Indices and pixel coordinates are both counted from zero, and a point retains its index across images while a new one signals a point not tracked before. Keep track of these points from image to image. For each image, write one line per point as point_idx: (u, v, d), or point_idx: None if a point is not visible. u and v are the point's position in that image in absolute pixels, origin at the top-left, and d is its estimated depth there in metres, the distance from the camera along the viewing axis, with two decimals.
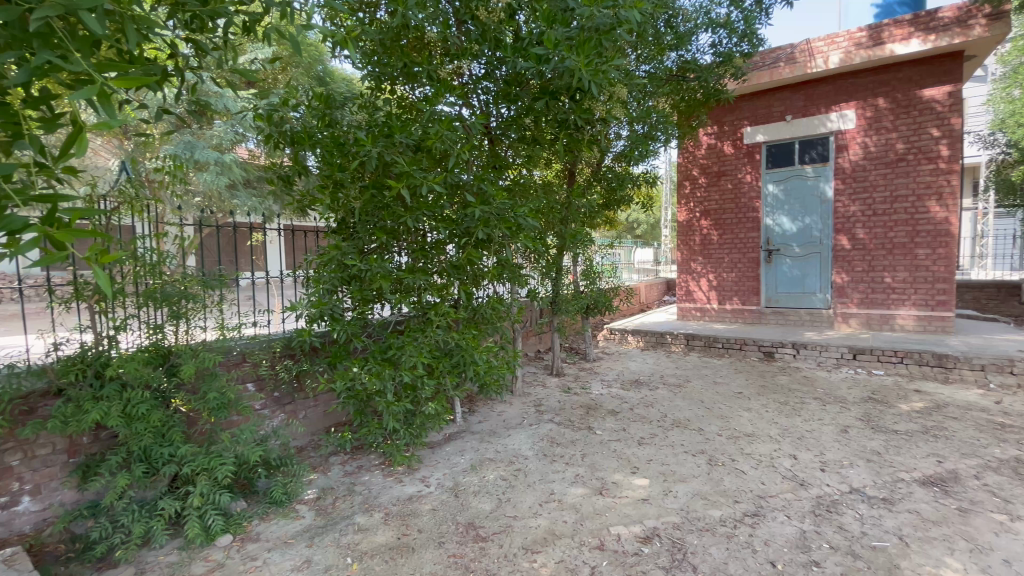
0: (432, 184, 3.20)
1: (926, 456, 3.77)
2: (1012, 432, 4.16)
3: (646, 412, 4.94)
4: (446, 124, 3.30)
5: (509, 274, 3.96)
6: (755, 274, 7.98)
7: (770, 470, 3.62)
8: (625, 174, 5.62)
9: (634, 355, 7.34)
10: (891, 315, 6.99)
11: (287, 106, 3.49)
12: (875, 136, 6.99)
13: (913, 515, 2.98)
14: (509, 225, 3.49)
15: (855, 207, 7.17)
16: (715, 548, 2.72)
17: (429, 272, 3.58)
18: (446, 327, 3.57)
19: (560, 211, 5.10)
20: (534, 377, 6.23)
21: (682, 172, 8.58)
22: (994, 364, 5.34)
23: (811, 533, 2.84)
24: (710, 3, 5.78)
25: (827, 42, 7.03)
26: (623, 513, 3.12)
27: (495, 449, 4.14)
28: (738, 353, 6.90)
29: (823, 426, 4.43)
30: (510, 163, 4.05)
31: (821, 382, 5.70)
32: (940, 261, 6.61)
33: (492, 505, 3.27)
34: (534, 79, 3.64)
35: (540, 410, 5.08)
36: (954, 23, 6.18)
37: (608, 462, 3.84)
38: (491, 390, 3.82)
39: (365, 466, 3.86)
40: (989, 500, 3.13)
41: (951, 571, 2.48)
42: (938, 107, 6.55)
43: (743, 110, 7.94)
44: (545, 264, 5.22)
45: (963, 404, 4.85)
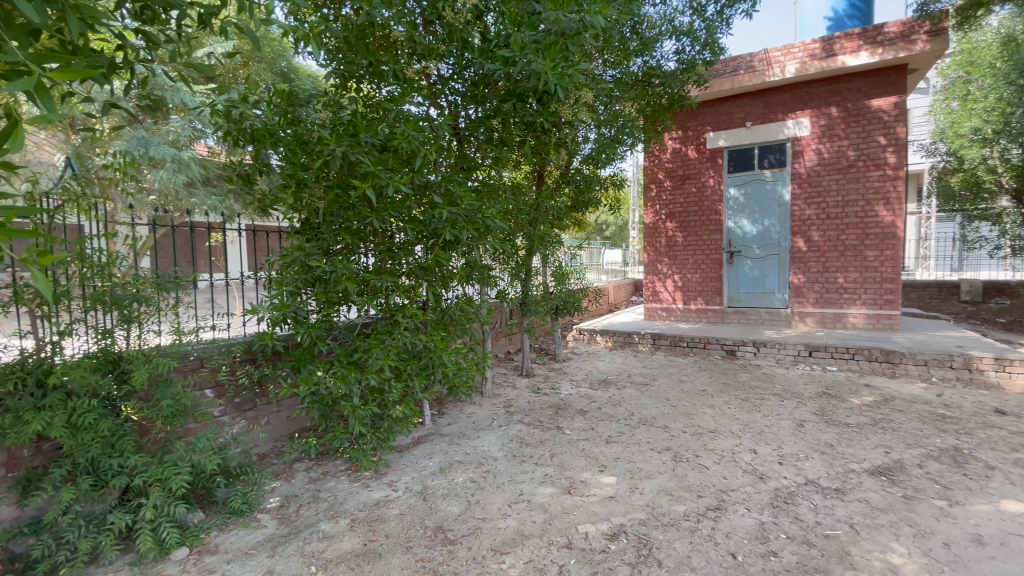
0: (399, 185, 3.15)
1: (875, 447, 3.98)
2: (951, 422, 4.44)
3: (614, 411, 5.02)
4: (412, 124, 3.27)
5: (478, 276, 3.95)
6: (718, 275, 8.23)
7: (731, 465, 3.74)
8: (592, 176, 5.70)
9: (602, 355, 7.45)
10: (843, 313, 7.34)
11: (247, 103, 3.37)
12: (828, 143, 7.33)
13: (862, 503, 3.14)
14: (477, 226, 3.47)
15: (810, 210, 7.50)
16: (680, 543, 2.79)
17: (396, 273, 3.54)
18: (414, 329, 3.53)
19: (529, 213, 5.12)
20: (504, 378, 6.25)
21: (649, 175, 8.78)
22: (936, 359, 5.67)
23: (769, 524, 2.95)
24: (673, 11, 5.94)
25: (784, 52, 7.30)
26: (590, 511, 3.16)
27: (464, 451, 4.12)
28: (702, 352, 7.11)
29: (781, 420, 4.61)
30: (478, 164, 4.04)
31: (779, 378, 5.93)
32: (888, 263, 6.98)
33: (461, 508, 3.25)
34: (501, 81, 3.65)
35: (509, 411, 5.09)
36: (898, 38, 6.53)
37: (576, 461, 3.89)
38: (460, 392, 3.81)
39: (331, 472, 3.77)
40: (931, 487, 3.32)
41: (897, 556, 2.62)
42: (885, 116, 6.92)
43: (706, 116, 8.19)
44: (513, 266, 5.23)
45: (908, 397, 5.14)
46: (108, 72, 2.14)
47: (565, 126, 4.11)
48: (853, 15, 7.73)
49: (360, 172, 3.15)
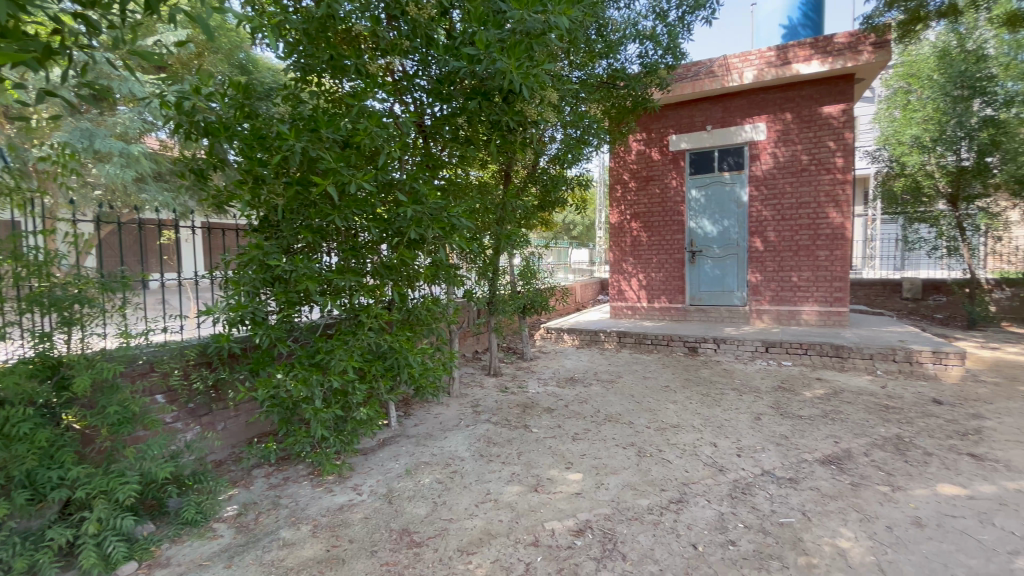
0: (361, 181, 3.08)
1: (825, 437, 4.18)
2: (894, 412, 4.72)
3: (580, 408, 5.08)
4: (376, 120, 3.20)
5: (444, 275, 3.91)
6: (680, 274, 8.46)
7: (693, 458, 3.85)
8: (559, 176, 5.76)
9: (569, 353, 7.54)
10: (797, 311, 7.67)
11: (200, 94, 3.21)
12: (783, 147, 7.64)
13: (813, 491, 3.30)
14: (442, 225, 3.43)
15: (767, 212, 7.81)
16: (643, 536, 2.86)
17: (360, 273, 3.47)
18: (378, 329, 3.47)
19: (496, 212, 5.11)
20: (472, 378, 6.23)
21: (614, 176, 8.93)
22: (880, 353, 6.01)
23: (728, 514, 3.06)
24: (637, 15, 6.05)
25: (741, 59, 7.57)
26: (557, 508, 3.19)
27: (431, 452, 4.08)
28: (665, 349, 7.29)
29: (739, 414, 4.78)
30: (444, 162, 4.00)
31: (738, 373, 6.16)
32: (838, 262, 7.34)
33: (427, 509, 3.22)
34: (467, 79, 3.62)
35: (477, 410, 5.08)
36: (846, 48, 6.91)
37: (542, 458, 3.91)
38: (426, 393, 3.76)
39: (293, 477, 3.66)
40: (875, 474, 3.52)
41: (845, 540, 2.76)
42: (834, 123, 7.28)
43: (668, 118, 8.41)
44: (480, 265, 5.21)
45: (855, 389, 5.43)
46: (43, 57, 1.99)
47: (531, 125, 4.12)
48: (806, 23, 8.09)
49: (321, 168, 3.06)
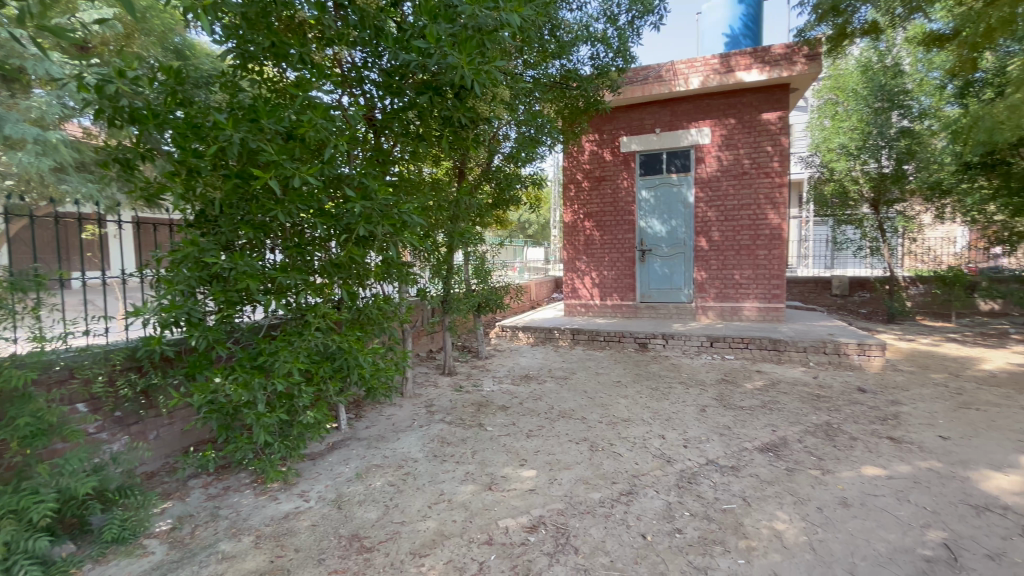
0: (306, 176, 2.95)
1: (764, 426, 4.43)
2: (824, 401, 5.07)
3: (535, 406, 5.12)
4: (321, 112, 3.07)
5: (395, 274, 3.82)
6: (631, 272, 8.70)
7: (642, 451, 3.96)
8: (513, 174, 5.76)
9: (524, 351, 7.58)
10: (739, 307, 8.07)
11: (124, 78, 2.95)
12: (726, 151, 8.01)
13: (753, 478, 3.48)
14: (393, 221, 3.35)
15: (711, 213, 8.16)
16: (595, 529, 2.91)
17: (306, 271, 3.33)
18: (326, 329, 3.35)
19: (450, 208, 5.03)
20: (426, 377, 6.15)
21: (567, 176, 9.07)
22: (813, 346, 6.42)
23: (675, 504, 3.17)
24: (589, 18, 6.14)
25: (688, 65, 7.85)
26: (511, 505, 3.20)
27: (383, 454, 3.99)
28: (617, 345, 7.47)
29: (686, 407, 4.97)
30: (395, 158, 3.92)
31: (685, 368, 6.41)
32: (775, 261, 7.78)
33: (378, 513, 3.14)
34: (417, 73, 3.55)
35: (431, 410, 5.01)
36: (782, 58, 7.33)
37: (497, 457, 3.91)
38: (377, 394, 3.67)
39: (234, 486, 3.47)
40: (808, 459, 3.76)
41: (781, 523, 2.92)
42: (772, 129, 7.71)
43: (619, 121, 8.62)
44: (434, 263, 5.13)
45: (791, 379, 5.79)
46: None
47: (483, 123, 4.10)
48: (747, 33, 8.50)
49: (262, 160, 2.91)
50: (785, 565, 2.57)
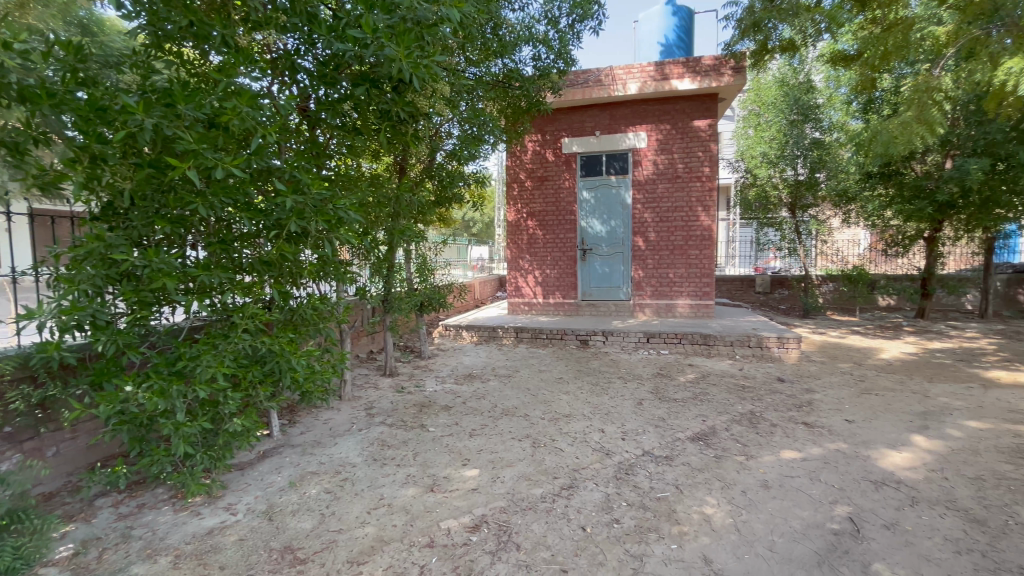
0: (230, 167, 2.74)
1: (695, 416, 4.68)
2: (749, 391, 5.44)
3: (478, 404, 5.11)
4: (247, 99, 2.87)
5: (332, 272, 3.66)
6: (573, 271, 8.91)
7: (583, 445, 4.06)
8: (456, 172, 5.70)
9: (468, 350, 7.53)
10: (673, 304, 8.47)
11: (11, 51, 2.60)
12: (661, 155, 8.37)
13: (685, 466, 3.67)
14: (327, 217, 3.18)
15: (648, 214, 8.51)
16: (537, 524, 2.95)
17: (232, 269, 3.12)
18: (255, 331, 3.15)
19: (390, 205, 4.90)
20: (366, 379, 5.96)
21: (511, 175, 9.12)
22: (738, 340, 6.87)
23: (613, 495, 3.28)
24: (530, 19, 6.19)
25: (626, 71, 8.12)
26: (453, 506, 3.17)
27: (319, 460, 3.82)
28: (559, 342, 7.61)
29: (624, 400, 5.16)
30: (329, 151, 3.76)
31: (623, 363, 6.65)
32: (705, 260, 8.24)
33: (314, 522, 3.00)
34: (352, 64, 3.41)
35: (371, 413, 4.87)
36: (712, 69, 7.75)
37: (439, 458, 3.86)
38: (312, 399, 3.51)
39: (149, 503, 3.19)
40: (734, 446, 4.01)
41: (710, 507, 3.10)
42: (702, 136, 8.14)
43: (561, 122, 8.79)
44: (374, 260, 4.98)
45: (719, 372, 6.17)
46: None
47: (422, 118, 4.01)
48: (680, 45, 8.93)
49: (178, 149, 2.68)
50: (713, 547, 2.72)
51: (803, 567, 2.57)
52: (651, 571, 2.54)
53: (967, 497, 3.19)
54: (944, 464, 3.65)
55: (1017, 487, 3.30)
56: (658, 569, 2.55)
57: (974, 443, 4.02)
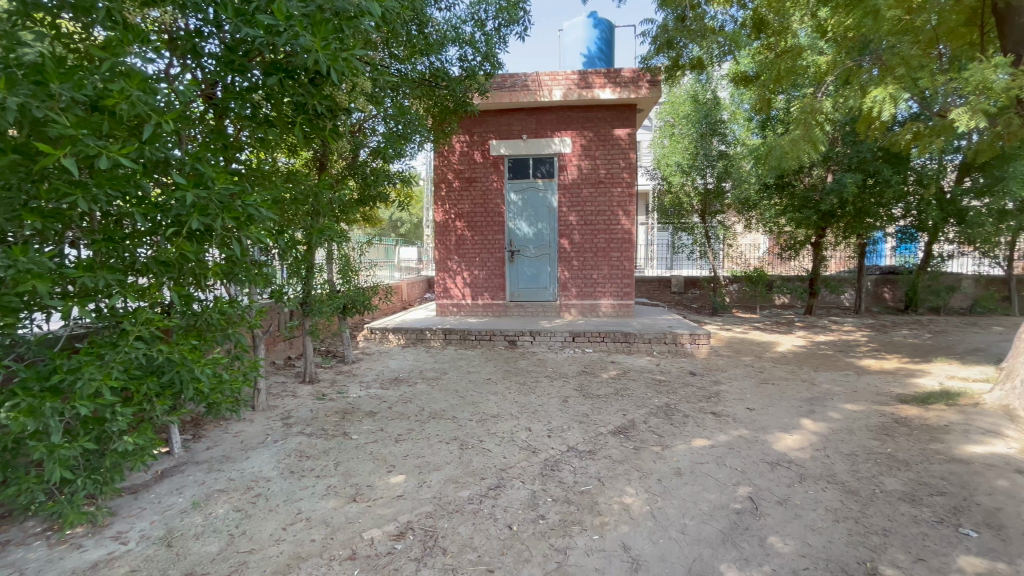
0: (117, 157, 2.45)
1: (617, 411, 4.91)
2: (665, 385, 5.80)
3: (405, 409, 4.98)
4: (138, 82, 2.59)
5: (243, 273, 3.40)
6: (501, 272, 8.98)
7: (510, 444, 4.11)
8: (381, 170, 5.52)
9: (394, 353, 7.32)
10: (597, 304, 8.81)
11: None
12: (584, 161, 8.69)
13: (607, 459, 3.83)
14: (235, 214, 2.94)
15: (573, 217, 8.79)
16: (463, 526, 2.94)
17: (121, 270, 2.78)
18: (150, 339, 2.84)
19: (308, 202, 4.63)
20: (283, 387, 5.60)
21: (439, 175, 9.01)
22: (656, 338, 7.30)
23: (539, 492, 3.34)
24: (457, 19, 6.13)
25: (551, 77, 8.34)
26: (377, 515, 3.07)
27: (228, 477, 3.54)
28: (488, 343, 7.63)
29: (551, 399, 5.27)
30: (238, 143, 3.50)
31: (550, 362, 6.81)
32: (626, 262, 8.67)
33: (221, 544, 2.77)
34: (263, 51, 3.19)
35: (288, 422, 4.59)
36: (631, 81, 8.14)
37: (362, 465, 3.72)
38: (219, 410, 3.25)
39: (16, 539, 2.77)
40: (650, 437, 4.26)
41: (629, 496, 3.27)
42: (622, 144, 8.56)
43: (489, 124, 8.84)
44: (292, 260, 4.72)
45: (639, 368, 6.52)
46: None
47: (343, 113, 3.85)
48: (601, 56, 9.32)
49: (51, 134, 2.36)
50: (631, 535, 2.87)
51: (710, 545, 2.78)
52: (573, 564, 2.62)
53: (844, 471, 3.63)
54: (826, 443, 4.13)
55: (882, 460, 3.81)
56: (580, 561, 2.64)
57: (850, 423, 4.59)
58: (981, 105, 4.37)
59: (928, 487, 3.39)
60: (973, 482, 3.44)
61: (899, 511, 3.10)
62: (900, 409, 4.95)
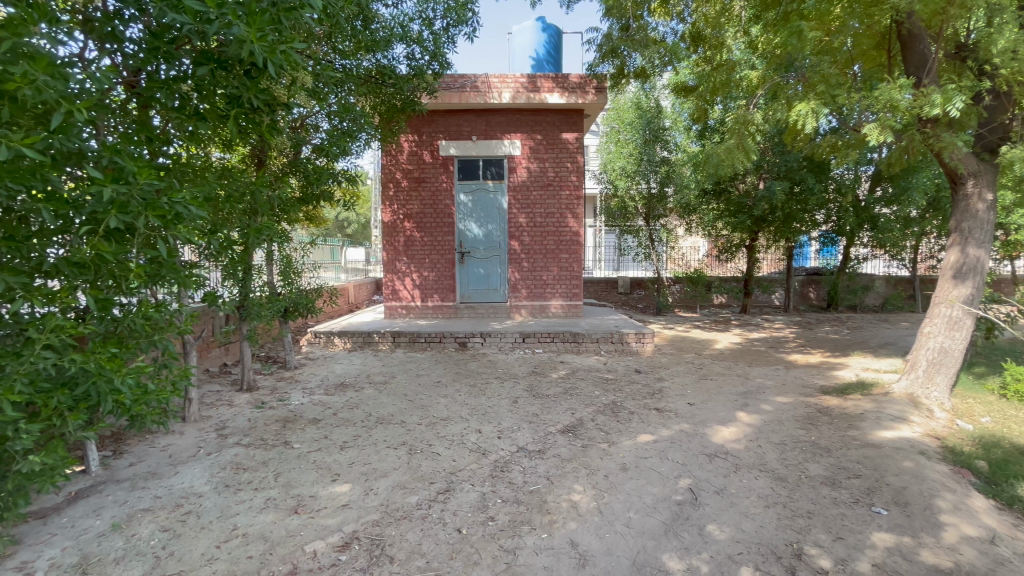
0: (19, 147, 2.20)
1: (566, 410, 4.99)
2: (611, 383, 5.96)
3: (350, 415, 4.82)
4: (43, 64, 2.34)
5: (172, 276, 3.16)
6: (451, 274, 8.91)
7: (459, 447, 4.08)
8: (325, 168, 5.32)
9: (340, 358, 7.09)
10: (547, 305, 8.94)
11: None
12: (533, 163, 8.79)
13: (555, 458, 3.89)
14: (161, 213, 2.72)
15: (523, 219, 8.85)
16: (411, 533, 2.88)
17: (26, 272, 2.49)
18: (61, 348, 2.56)
19: (244, 200, 4.37)
20: (218, 396, 5.28)
21: (387, 174, 8.81)
22: (604, 338, 7.47)
23: (488, 494, 3.34)
24: (404, 16, 6.02)
25: (500, 80, 8.41)
26: (320, 526, 2.96)
27: (155, 494, 3.29)
28: (437, 346, 7.54)
29: (501, 400, 5.28)
30: (164, 136, 3.25)
31: (501, 363, 6.83)
32: (574, 263, 8.85)
33: (145, 568, 2.57)
34: (193, 39, 2.98)
35: (223, 433, 4.32)
36: (578, 87, 8.31)
37: (304, 475, 3.57)
38: (143, 423, 2.99)
39: None
40: (598, 435, 4.36)
41: (576, 493, 3.34)
42: (570, 148, 8.73)
43: (437, 124, 8.75)
44: (227, 261, 4.45)
45: (586, 367, 6.66)
46: None
47: (281, 108, 3.68)
48: (549, 60, 9.47)
49: None
50: (579, 531, 2.93)
51: (653, 537, 2.89)
52: (522, 564, 2.64)
53: (774, 460, 3.88)
54: (759, 434, 4.40)
55: (807, 447, 4.11)
56: (529, 561, 2.67)
57: (780, 414, 4.91)
58: (888, 121, 4.81)
59: (847, 471, 3.69)
60: (884, 464, 3.78)
61: (821, 494, 3.35)
62: (823, 400, 5.36)
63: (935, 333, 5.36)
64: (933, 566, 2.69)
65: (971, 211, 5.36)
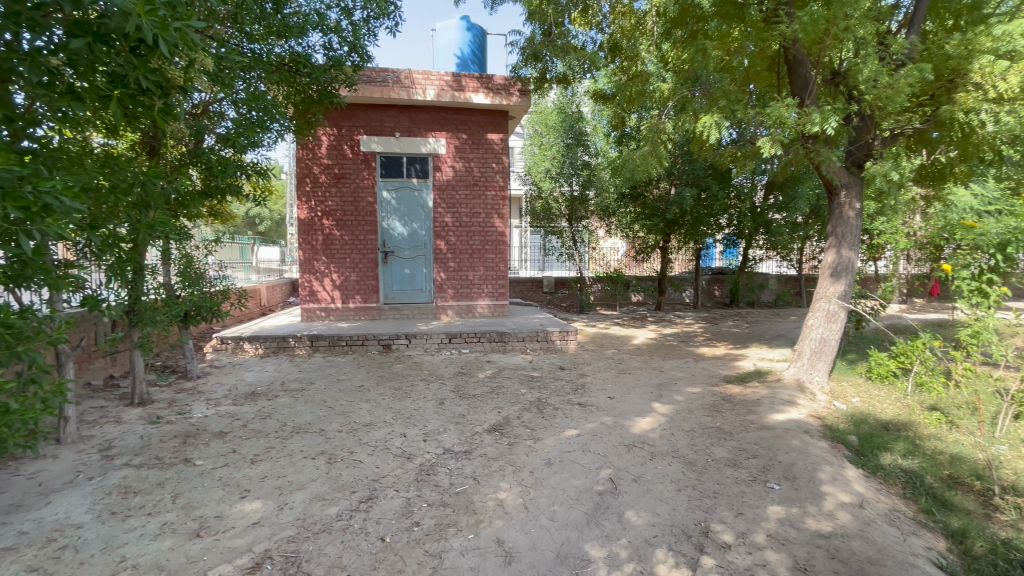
0: None
1: (492, 409, 5.00)
2: (537, 381, 6.07)
3: (262, 425, 4.50)
4: None
5: (40, 277, 2.68)
6: (374, 274, 8.60)
7: (383, 453, 3.95)
8: (231, 160, 4.92)
9: (251, 365, 6.58)
10: (473, 305, 8.93)
11: None
12: (459, 163, 8.74)
13: (482, 457, 3.89)
14: (22, 203, 2.28)
15: (448, 218, 8.76)
16: (331, 546, 2.75)
17: None
18: None
19: (133, 192, 3.89)
20: (103, 413, 4.68)
21: (303, 169, 8.30)
22: (530, 336, 7.60)
23: (414, 499, 3.26)
24: (321, 3, 5.72)
25: (424, 76, 8.23)
26: (227, 548, 2.72)
27: (20, 531, 2.84)
28: (360, 349, 7.25)
29: (426, 402, 5.19)
30: (29, 117, 2.78)
31: (426, 365, 6.71)
32: (500, 263, 8.93)
33: None
34: (66, 6, 2.58)
35: (109, 454, 3.84)
36: (503, 88, 8.34)
37: (208, 494, 3.27)
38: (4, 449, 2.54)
39: None
40: (524, 432, 4.42)
41: (502, 491, 3.36)
42: (495, 148, 8.80)
43: (358, 118, 8.39)
44: (113, 261, 3.95)
45: (512, 365, 6.74)
46: None
47: (176, 91, 3.31)
48: (474, 60, 9.47)
49: None
50: (505, 529, 2.95)
51: (577, 528, 2.99)
52: (449, 567, 2.62)
53: (684, 446, 4.18)
54: (671, 423, 4.71)
55: (713, 433, 4.46)
56: (456, 563, 2.65)
57: (689, 404, 5.29)
58: (778, 136, 5.35)
59: (746, 452, 4.05)
60: (776, 443, 4.20)
61: (725, 475, 3.66)
62: (727, 389, 5.85)
63: (817, 325, 6.05)
64: (816, 531, 3.04)
65: (844, 217, 6.13)
